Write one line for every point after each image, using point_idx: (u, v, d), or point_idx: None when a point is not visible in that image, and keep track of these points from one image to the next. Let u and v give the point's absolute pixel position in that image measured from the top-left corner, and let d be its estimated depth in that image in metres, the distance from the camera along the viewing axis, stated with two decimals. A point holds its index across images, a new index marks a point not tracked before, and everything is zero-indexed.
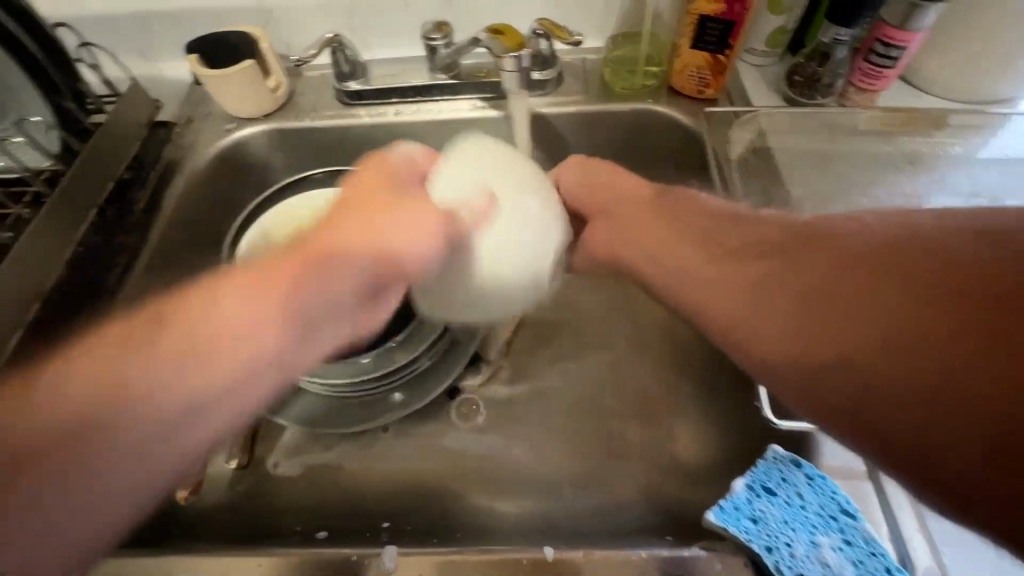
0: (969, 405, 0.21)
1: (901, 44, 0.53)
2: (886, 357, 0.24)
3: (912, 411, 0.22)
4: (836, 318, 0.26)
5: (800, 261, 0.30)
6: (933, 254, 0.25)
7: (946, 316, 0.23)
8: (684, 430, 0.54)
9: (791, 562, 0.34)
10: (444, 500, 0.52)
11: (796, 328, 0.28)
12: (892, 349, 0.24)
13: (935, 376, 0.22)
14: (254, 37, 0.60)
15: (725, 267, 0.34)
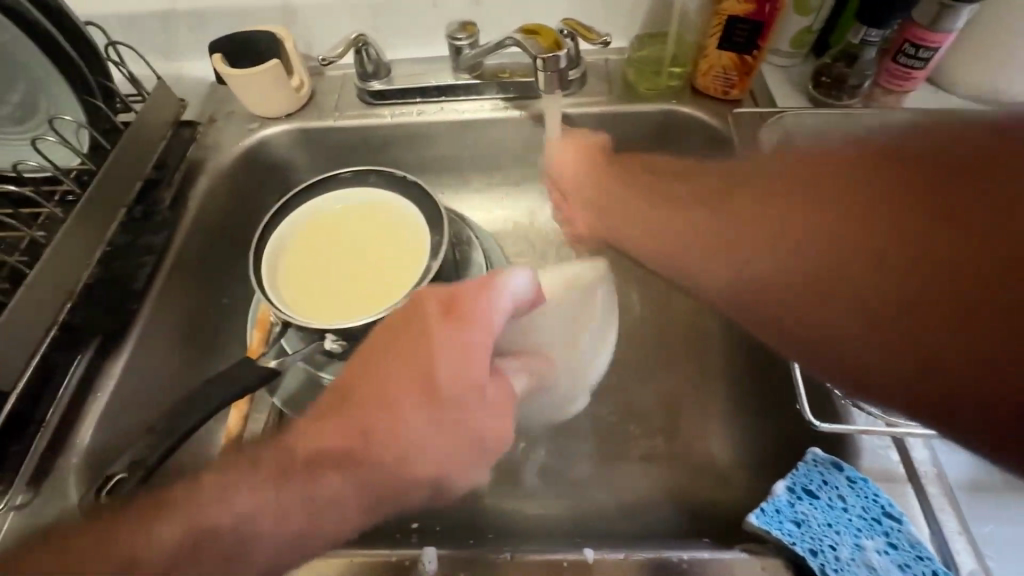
0: (915, 291, 0.27)
1: (931, 45, 0.53)
2: (852, 267, 0.30)
3: (878, 306, 0.28)
4: (834, 272, 0.31)
5: (776, 201, 0.36)
6: (869, 172, 0.30)
7: (926, 255, 0.26)
8: (711, 432, 0.54)
9: (837, 565, 0.34)
10: (473, 501, 0.52)
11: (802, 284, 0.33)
12: (885, 292, 0.28)
13: (924, 308, 0.26)
14: (279, 37, 0.60)
15: (734, 244, 0.39)
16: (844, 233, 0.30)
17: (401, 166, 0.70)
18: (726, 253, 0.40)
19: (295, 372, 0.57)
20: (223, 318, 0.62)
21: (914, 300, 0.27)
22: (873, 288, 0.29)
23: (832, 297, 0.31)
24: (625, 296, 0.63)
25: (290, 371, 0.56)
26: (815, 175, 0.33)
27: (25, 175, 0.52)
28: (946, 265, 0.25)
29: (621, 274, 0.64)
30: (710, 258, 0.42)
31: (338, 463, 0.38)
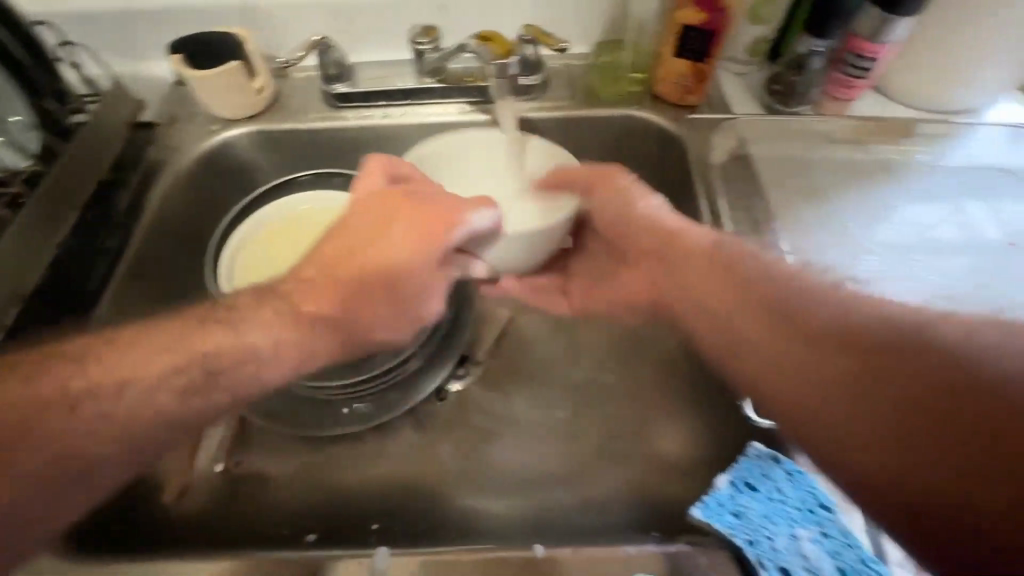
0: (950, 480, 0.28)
1: (871, 56, 0.55)
2: (890, 443, 0.30)
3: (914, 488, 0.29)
4: (853, 394, 0.32)
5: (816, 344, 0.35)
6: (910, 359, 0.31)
7: (948, 407, 0.28)
8: (667, 430, 0.55)
9: (772, 555, 0.35)
10: (433, 500, 0.53)
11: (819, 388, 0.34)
12: (902, 425, 0.30)
13: (931, 449, 0.28)
14: (239, 38, 0.60)
15: (746, 323, 0.39)
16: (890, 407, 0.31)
17: None
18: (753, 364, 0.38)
19: None
20: None
21: (926, 438, 0.29)
22: (889, 417, 0.30)
23: (845, 406, 0.32)
24: None
25: None
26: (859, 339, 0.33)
27: None
28: (964, 422, 0.28)
29: None
30: (713, 325, 0.41)
31: (312, 325, 0.41)
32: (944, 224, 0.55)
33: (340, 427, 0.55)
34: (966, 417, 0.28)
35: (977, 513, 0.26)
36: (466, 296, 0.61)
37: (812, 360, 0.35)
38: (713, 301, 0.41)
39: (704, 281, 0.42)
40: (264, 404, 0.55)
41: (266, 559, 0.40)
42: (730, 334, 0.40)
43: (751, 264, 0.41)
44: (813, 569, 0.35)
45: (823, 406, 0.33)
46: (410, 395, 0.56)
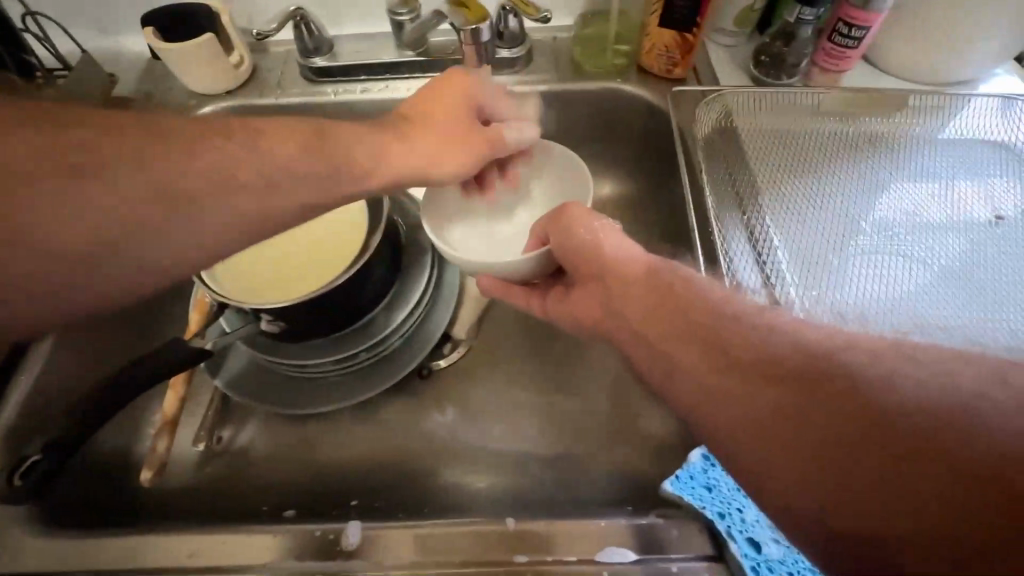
0: (919, 526, 0.22)
1: (863, 25, 0.54)
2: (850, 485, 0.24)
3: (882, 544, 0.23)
4: (789, 428, 0.27)
5: (751, 371, 0.29)
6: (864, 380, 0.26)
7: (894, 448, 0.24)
8: (650, 406, 0.56)
9: (742, 526, 0.35)
10: (415, 476, 0.53)
11: (754, 422, 0.28)
12: (857, 468, 0.24)
13: (872, 493, 0.24)
14: (213, 11, 0.58)
15: (680, 352, 0.33)
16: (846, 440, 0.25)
17: None
18: (684, 393, 0.32)
19: (238, 355, 0.56)
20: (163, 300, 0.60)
21: (872, 482, 0.24)
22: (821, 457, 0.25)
23: (782, 444, 0.27)
24: None
25: (233, 354, 0.56)
26: (798, 360, 0.29)
27: None
28: (915, 467, 0.23)
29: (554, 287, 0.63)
30: (651, 349, 0.36)
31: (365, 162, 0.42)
32: (932, 203, 0.54)
33: (321, 405, 0.55)
34: (911, 459, 0.23)
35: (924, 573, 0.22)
36: (449, 278, 0.61)
37: (748, 391, 0.29)
38: (650, 330, 0.36)
39: (640, 300, 0.38)
40: (246, 384, 0.55)
41: (243, 533, 0.40)
42: (671, 365, 0.33)
43: (688, 284, 0.37)
44: (782, 540, 0.35)
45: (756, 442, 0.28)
46: (393, 373, 0.56)
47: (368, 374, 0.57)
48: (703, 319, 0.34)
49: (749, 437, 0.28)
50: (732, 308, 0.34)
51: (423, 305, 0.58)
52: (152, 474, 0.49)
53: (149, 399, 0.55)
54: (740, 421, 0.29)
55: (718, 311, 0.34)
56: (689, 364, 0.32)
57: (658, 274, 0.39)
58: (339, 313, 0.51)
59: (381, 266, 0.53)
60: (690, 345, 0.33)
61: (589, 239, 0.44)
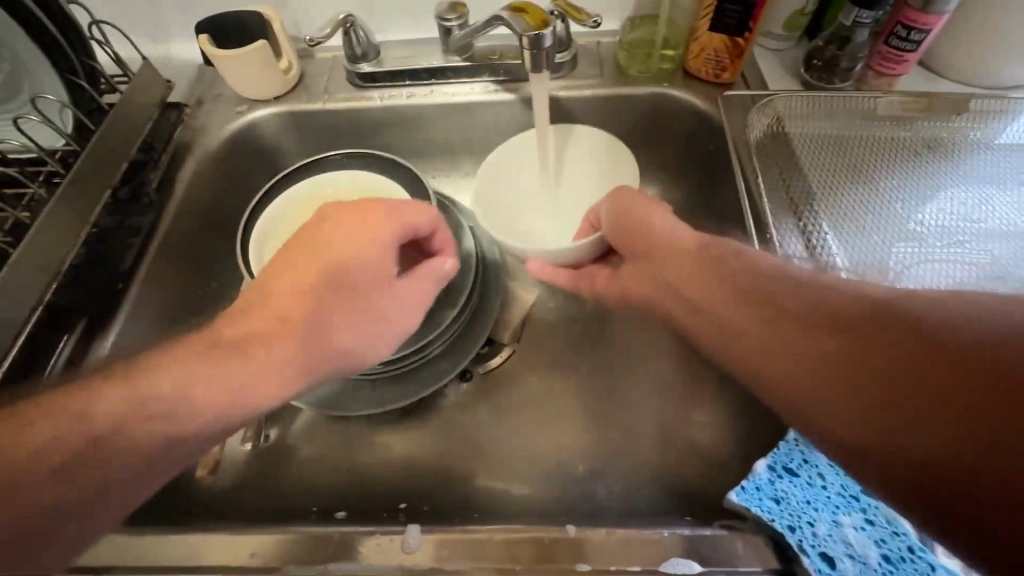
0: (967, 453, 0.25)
1: (924, 28, 0.52)
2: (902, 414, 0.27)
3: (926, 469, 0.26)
4: (828, 371, 0.31)
5: (817, 320, 0.33)
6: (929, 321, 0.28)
7: (925, 368, 0.27)
8: (701, 415, 0.55)
9: (814, 541, 0.34)
10: (463, 482, 0.53)
11: (807, 368, 0.32)
12: (912, 394, 0.27)
13: (905, 412, 0.27)
14: (266, 19, 0.60)
15: (739, 316, 0.37)
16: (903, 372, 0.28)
17: (392, 151, 0.70)
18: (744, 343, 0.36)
19: None
20: (211, 300, 0.61)
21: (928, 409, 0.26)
22: (870, 393, 0.29)
23: (833, 382, 0.30)
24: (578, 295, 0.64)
25: None
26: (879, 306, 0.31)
27: (9, 154, 0.52)
28: (949, 383, 0.26)
29: (594, 301, 0.63)
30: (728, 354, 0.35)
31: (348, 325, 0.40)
32: (996, 209, 0.52)
33: (366, 407, 0.55)
34: (952, 376, 0.26)
35: (964, 484, 0.25)
36: (493, 280, 0.61)
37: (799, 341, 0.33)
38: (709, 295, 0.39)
39: (701, 275, 0.41)
40: None
41: (303, 533, 0.40)
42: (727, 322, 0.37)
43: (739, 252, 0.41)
44: (858, 557, 0.33)
45: (808, 385, 0.31)
46: (439, 376, 0.56)
47: (413, 377, 0.57)
48: (772, 282, 0.37)
49: (811, 380, 0.31)
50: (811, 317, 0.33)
51: (467, 309, 0.58)
52: (206, 471, 0.51)
53: None
54: (802, 360, 0.32)
55: (786, 278, 0.36)
56: (752, 327, 0.36)
57: (713, 246, 0.42)
58: None
59: None
60: (752, 306, 0.36)
61: (646, 213, 0.47)
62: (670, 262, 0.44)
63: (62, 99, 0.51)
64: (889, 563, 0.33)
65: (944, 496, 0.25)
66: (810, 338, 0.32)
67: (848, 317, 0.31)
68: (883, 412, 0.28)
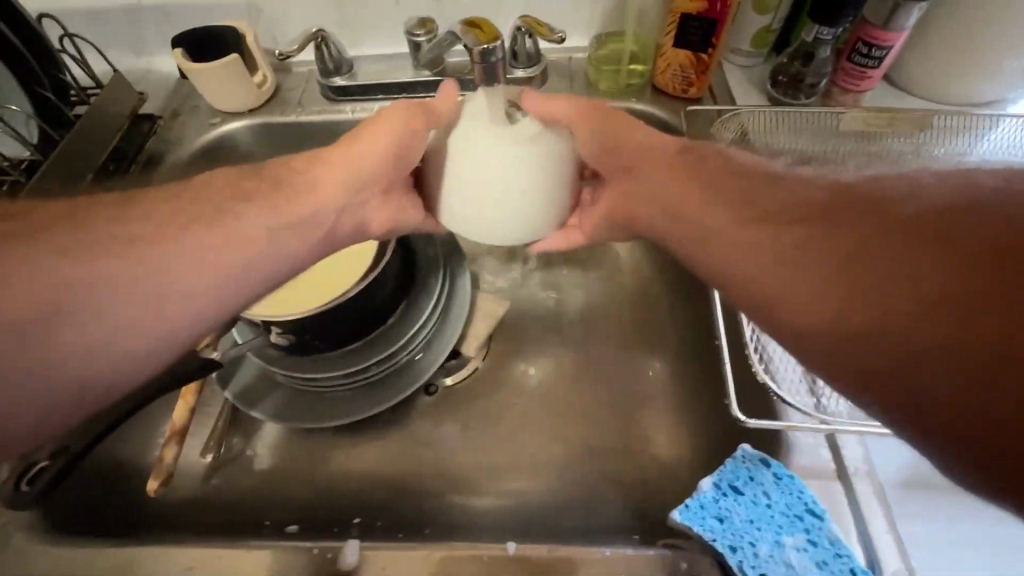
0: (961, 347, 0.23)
1: (884, 45, 0.53)
2: (891, 317, 0.25)
3: (914, 368, 0.24)
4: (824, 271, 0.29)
5: (814, 225, 0.31)
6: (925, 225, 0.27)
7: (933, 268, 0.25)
8: (662, 431, 0.55)
9: (755, 562, 0.33)
10: (421, 497, 0.53)
11: (805, 271, 0.30)
12: (907, 292, 0.25)
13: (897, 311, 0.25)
14: (239, 33, 0.61)
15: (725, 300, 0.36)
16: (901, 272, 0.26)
17: None
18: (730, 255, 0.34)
19: (249, 366, 0.57)
20: None
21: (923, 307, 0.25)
22: (860, 293, 0.27)
23: (831, 291, 0.28)
24: (546, 310, 0.64)
25: (242, 366, 0.57)
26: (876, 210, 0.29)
27: None
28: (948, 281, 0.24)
29: (562, 317, 0.63)
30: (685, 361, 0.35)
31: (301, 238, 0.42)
32: None
33: (333, 418, 0.55)
34: (949, 271, 0.25)
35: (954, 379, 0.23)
36: (460, 291, 0.61)
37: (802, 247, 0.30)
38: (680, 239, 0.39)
39: (695, 195, 0.39)
40: (254, 396, 0.56)
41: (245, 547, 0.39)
42: None
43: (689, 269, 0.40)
44: None
45: (805, 298, 0.29)
46: (407, 385, 0.56)
47: (382, 386, 0.57)
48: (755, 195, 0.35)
49: (800, 287, 0.30)
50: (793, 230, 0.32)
51: (432, 319, 0.58)
52: (159, 483, 0.49)
53: (158, 409, 0.55)
54: (789, 266, 0.30)
55: (769, 194, 0.35)
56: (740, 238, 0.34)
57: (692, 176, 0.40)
58: (353, 323, 0.52)
59: (391, 283, 0.54)
60: (744, 230, 0.34)
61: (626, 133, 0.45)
62: (654, 201, 0.42)
63: (27, 111, 0.52)
64: None
65: (932, 392, 0.24)
66: (805, 244, 0.30)
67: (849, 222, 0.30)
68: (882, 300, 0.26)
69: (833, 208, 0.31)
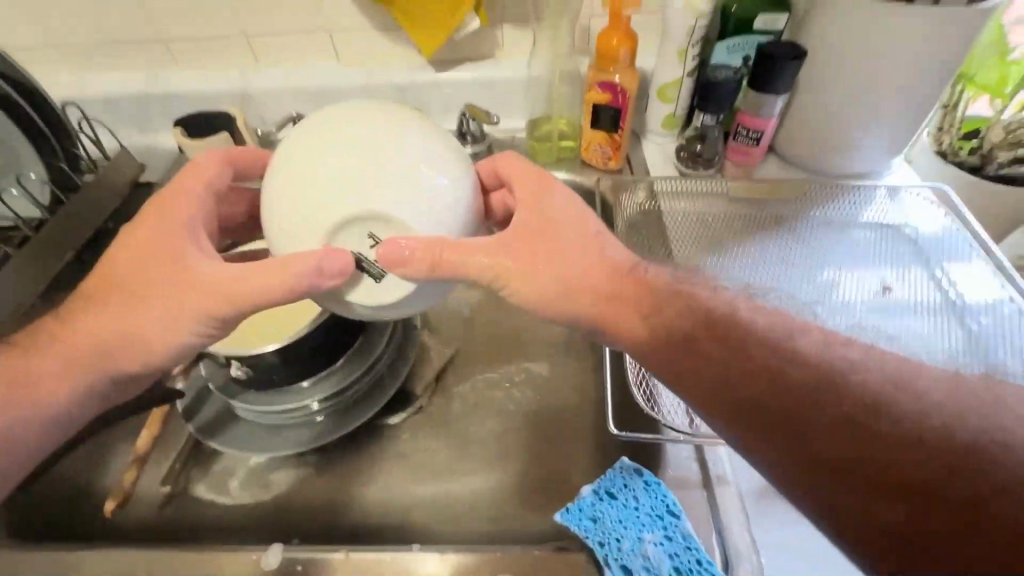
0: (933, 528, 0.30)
1: (757, 128, 0.65)
2: (889, 499, 0.32)
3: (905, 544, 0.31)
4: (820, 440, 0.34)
5: (802, 391, 0.36)
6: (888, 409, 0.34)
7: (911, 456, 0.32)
8: (582, 462, 0.60)
9: (617, 555, 0.38)
10: (359, 523, 0.58)
11: (801, 439, 0.34)
12: (894, 475, 0.32)
13: (889, 491, 0.32)
14: (231, 116, 0.73)
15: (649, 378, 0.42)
16: (889, 456, 0.32)
17: None
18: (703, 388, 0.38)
19: (213, 403, 0.64)
20: None
21: (906, 488, 0.31)
22: (853, 470, 0.33)
23: (828, 464, 0.33)
24: (487, 354, 0.71)
25: (207, 402, 0.63)
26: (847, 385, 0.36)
27: None
28: (921, 469, 0.32)
29: (501, 360, 0.70)
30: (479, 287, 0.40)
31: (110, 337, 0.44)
32: (850, 283, 0.58)
33: (285, 449, 0.60)
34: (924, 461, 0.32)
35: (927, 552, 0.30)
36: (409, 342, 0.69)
37: (848, 445, 0.33)
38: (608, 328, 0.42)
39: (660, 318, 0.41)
40: (214, 428, 0.62)
41: (183, 551, 0.44)
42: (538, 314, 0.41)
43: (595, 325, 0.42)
44: (651, 569, 0.37)
45: (809, 463, 0.34)
46: (352, 420, 0.62)
47: (332, 421, 0.62)
48: (731, 336, 0.40)
49: (796, 452, 0.34)
50: (778, 387, 0.36)
51: (381, 362, 0.65)
52: (115, 503, 0.55)
53: (126, 438, 0.61)
54: (786, 427, 0.35)
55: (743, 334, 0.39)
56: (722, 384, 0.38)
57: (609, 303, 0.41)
58: (306, 359, 0.59)
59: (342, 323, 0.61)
60: (731, 376, 0.38)
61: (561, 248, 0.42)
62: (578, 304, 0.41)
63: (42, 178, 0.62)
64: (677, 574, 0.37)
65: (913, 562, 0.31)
66: (795, 410, 0.35)
67: (831, 396, 0.35)
68: (927, 503, 0.31)
69: (806, 372, 0.37)
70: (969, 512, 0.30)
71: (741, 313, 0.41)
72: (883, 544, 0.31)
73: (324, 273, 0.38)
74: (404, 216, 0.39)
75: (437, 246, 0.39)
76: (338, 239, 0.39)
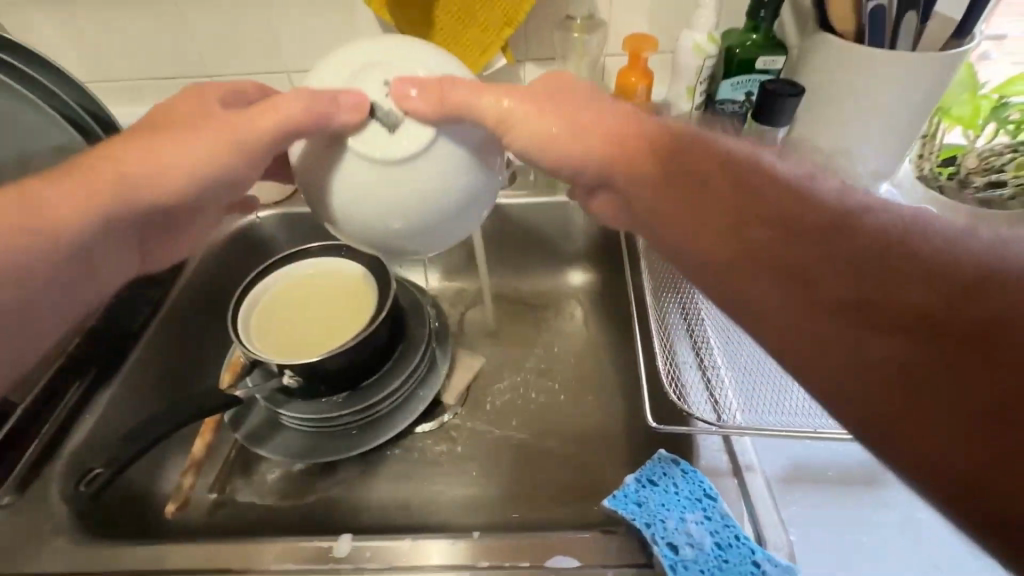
0: (937, 366, 0.28)
1: None
2: (891, 340, 0.30)
3: (900, 384, 0.29)
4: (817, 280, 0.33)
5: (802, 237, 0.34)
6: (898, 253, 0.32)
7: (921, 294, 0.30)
8: (610, 465, 0.65)
9: (664, 533, 0.42)
10: (403, 524, 0.61)
11: (795, 282, 0.33)
12: (896, 313, 0.30)
13: (889, 330, 0.30)
14: None
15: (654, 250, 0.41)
16: (894, 295, 0.30)
17: None
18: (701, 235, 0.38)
19: (258, 408, 0.67)
20: (205, 364, 0.72)
21: (909, 327, 0.29)
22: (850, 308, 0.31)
23: (824, 305, 0.32)
24: (515, 365, 0.75)
25: (252, 409, 0.67)
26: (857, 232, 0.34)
27: None
28: (929, 306, 0.29)
29: (528, 371, 0.75)
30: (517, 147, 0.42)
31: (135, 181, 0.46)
32: None
33: (324, 457, 0.64)
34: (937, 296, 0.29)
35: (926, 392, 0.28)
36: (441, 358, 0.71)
37: (851, 287, 0.32)
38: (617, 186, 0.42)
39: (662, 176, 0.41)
40: (258, 434, 0.65)
41: (258, 541, 0.47)
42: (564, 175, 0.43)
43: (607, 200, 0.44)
44: (696, 544, 0.42)
45: (803, 304, 0.32)
46: (386, 431, 0.65)
47: (366, 430, 0.65)
48: (735, 188, 0.38)
49: (789, 295, 0.33)
50: (776, 231, 0.35)
51: (414, 376, 0.68)
52: (176, 505, 0.59)
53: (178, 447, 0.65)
54: (780, 270, 0.34)
55: (755, 183, 0.38)
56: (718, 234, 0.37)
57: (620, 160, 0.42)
58: (347, 372, 0.62)
59: (382, 338, 0.64)
60: (729, 226, 0.37)
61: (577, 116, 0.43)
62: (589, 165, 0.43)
63: None
64: (719, 548, 0.41)
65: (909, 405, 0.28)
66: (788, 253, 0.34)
67: (837, 241, 0.34)
68: (936, 340, 0.28)
69: (812, 217, 0.35)
70: (982, 345, 0.27)
71: (757, 170, 0.39)
72: (881, 391, 0.29)
73: (340, 104, 0.42)
74: (420, 67, 0.44)
75: (442, 88, 0.42)
76: (360, 83, 0.43)
